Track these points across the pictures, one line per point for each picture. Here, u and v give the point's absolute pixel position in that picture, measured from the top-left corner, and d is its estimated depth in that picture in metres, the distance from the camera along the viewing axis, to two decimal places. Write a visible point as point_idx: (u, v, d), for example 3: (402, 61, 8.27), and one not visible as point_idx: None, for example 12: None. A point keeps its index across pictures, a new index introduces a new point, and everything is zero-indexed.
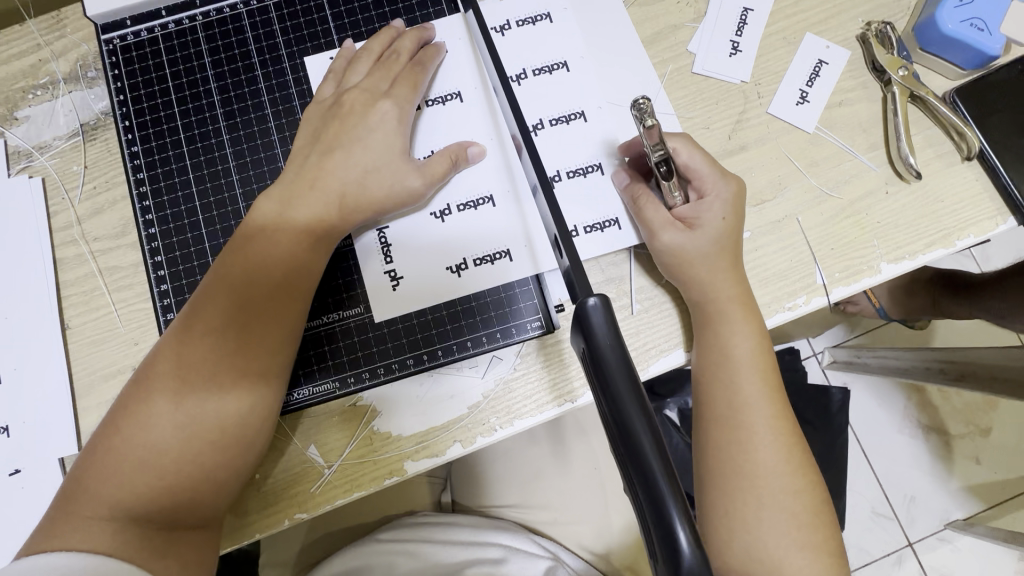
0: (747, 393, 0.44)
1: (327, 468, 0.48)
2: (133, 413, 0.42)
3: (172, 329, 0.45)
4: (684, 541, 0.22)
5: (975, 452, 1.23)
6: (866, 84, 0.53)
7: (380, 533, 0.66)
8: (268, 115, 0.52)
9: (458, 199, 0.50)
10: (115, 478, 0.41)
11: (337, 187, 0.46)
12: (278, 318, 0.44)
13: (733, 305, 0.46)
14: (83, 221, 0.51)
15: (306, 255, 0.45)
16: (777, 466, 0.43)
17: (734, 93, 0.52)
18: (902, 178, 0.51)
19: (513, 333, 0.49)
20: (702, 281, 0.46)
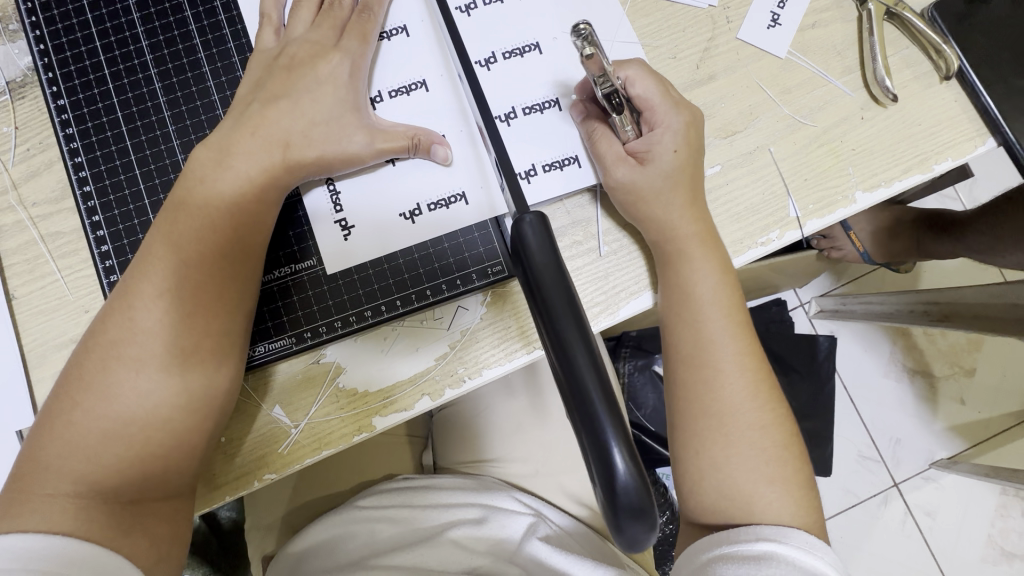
0: (711, 329, 0.43)
1: (294, 427, 0.47)
2: (92, 383, 0.40)
3: (120, 294, 0.42)
4: (620, 465, 0.24)
5: (959, 393, 1.25)
6: (841, 3, 0.50)
7: (358, 501, 0.64)
8: (203, 62, 0.49)
9: (420, 174, 0.47)
10: (77, 451, 0.39)
11: (280, 134, 0.44)
12: (231, 275, 0.43)
13: (696, 241, 0.44)
14: (18, 185, 0.49)
15: (249, 205, 0.43)
16: (745, 402, 0.43)
17: (702, 19, 0.49)
18: (878, 102, 0.49)
19: (474, 279, 0.47)
20: (661, 218, 0.44)
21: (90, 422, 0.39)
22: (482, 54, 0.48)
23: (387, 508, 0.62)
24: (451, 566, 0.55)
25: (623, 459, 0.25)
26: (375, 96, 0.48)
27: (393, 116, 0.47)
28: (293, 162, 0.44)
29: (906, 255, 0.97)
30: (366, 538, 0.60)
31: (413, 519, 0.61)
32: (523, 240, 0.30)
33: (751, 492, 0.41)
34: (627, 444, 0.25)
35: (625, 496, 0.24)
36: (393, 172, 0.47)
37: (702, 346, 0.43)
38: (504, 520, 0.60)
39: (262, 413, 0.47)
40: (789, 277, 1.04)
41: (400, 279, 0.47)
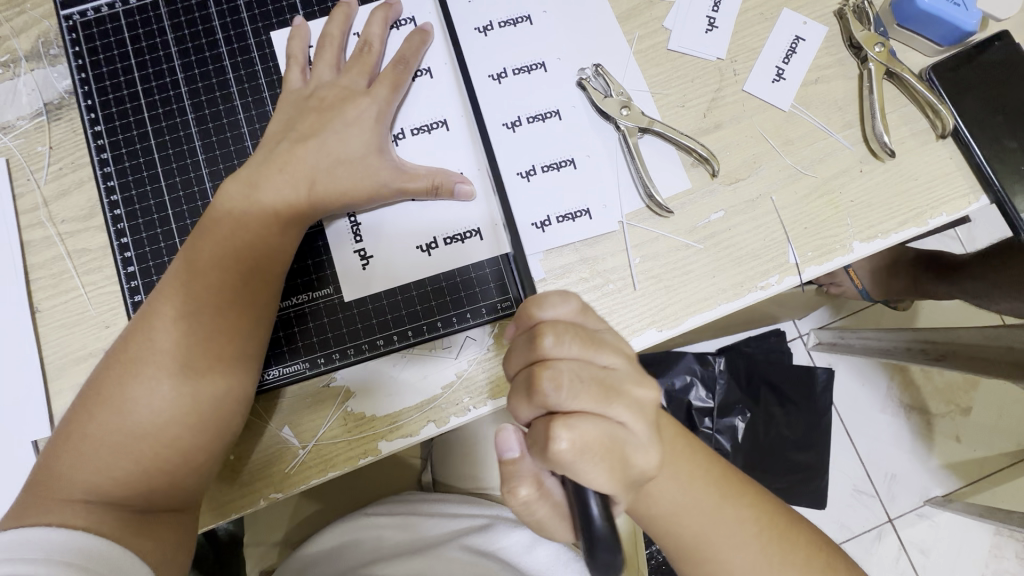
0: (661, 491, 0.43)
1: (302, 449, 0.48)
2: (112, 399, 0.42)
3: (144, 314, 0.43)
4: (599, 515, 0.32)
5: (955, 431, 1.25)
6: (843, 61, 0.52)
7: (367, 508, 0.68)
8: (235, 97, 0.51)
9: (444, 231, 0.49)
10: (96, 464, 0.41)
11: (306, 172, 0.46)
12: (250, 296, 0.44)
13: (667, 479, 0.43)
14: (49, 203, 0.51)
15: (275, 234, 0.45)
16: (724, 534, 0.43)
17: (710, 71, 0.52)
18: (877, 157, 0.51)
19: (484, 313, 0.49)
20: (659, 516, 0.43)
21: (104, 434, 0.41)
22: (504, 98, 0.51)
23: (395, 516, 0.66)
24: (455, 568, 0.57)
25: (597, 504, 0.32)
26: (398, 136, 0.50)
27: (412, 153, 0.50)
28: (316, 194, 0.46)
29: (904, 293, 0.99)
30: (374, 545, 0.63)
31: (420, 527, 0.64)
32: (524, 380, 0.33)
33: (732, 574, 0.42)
34: (603, 494, 0.32)
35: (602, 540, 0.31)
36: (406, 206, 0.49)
37: (670, 521, 0.43)
38: (507, 526, 0.63)
39: (271, 432, 0.48)
40: (787, 311, 1.05)
41: (415, 308, 0.49)
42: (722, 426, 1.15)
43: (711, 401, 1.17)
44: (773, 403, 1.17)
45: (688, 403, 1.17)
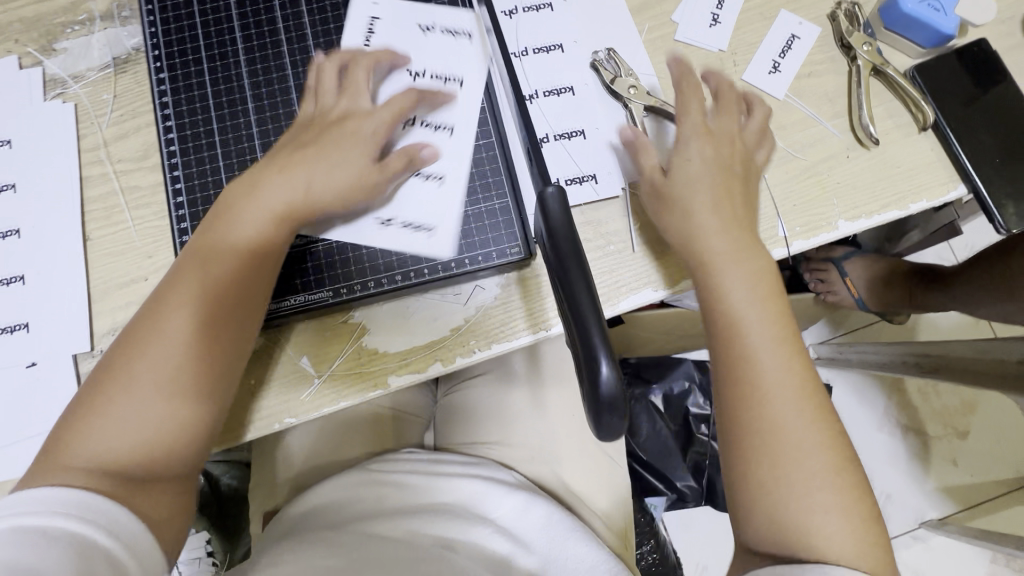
0: (731, 299, 0.47)
1: (317, 377, 0.52)
2: (119, 374, 0.42)
3: (156, 297, 0.45)
4: (606, 375, 0.26)
5: (951, 454, 1.26)
6: (834, 58, 0.57)
7: (370, 464, 0.69)
8: (286, 54, 0.56)
9: (465, 178, 0.52)
10: (100, 436, 0.41)
11: (303, 175, 0.47)
12: (255, 278, 0.46)
13: (730, 257, 0.48)
14: (109, 144, 0.56)
15: (273, 224, 0.47)
16: (788, 390, 0.44)
17: (712, 61, 0.57)
18: (862, 144, 0.55)
19: (495, 257, 0.51)
20: (732, 303, 0.47)
21: (110, 405, 0.42)
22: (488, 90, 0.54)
23: (395, 476, 0.66)
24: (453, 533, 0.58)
25: (609, 373, 0.26)
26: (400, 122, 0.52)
27: None
28: (314, 194, 0.47)
29: (898, 305, 1.03)
30: (374, 500, 0.64)
31: (420, 487, 0.65)
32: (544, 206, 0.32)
33: (785, 446, 0.43)
34: (616, 360, 0.26)
35: (605, 400, 0.26)
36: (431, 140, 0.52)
37: (744, 367, 0.45)
38: (503, 491, 0.64)
39: (291, 361, 0.52)
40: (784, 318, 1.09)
41: (431, 247, 0.51)
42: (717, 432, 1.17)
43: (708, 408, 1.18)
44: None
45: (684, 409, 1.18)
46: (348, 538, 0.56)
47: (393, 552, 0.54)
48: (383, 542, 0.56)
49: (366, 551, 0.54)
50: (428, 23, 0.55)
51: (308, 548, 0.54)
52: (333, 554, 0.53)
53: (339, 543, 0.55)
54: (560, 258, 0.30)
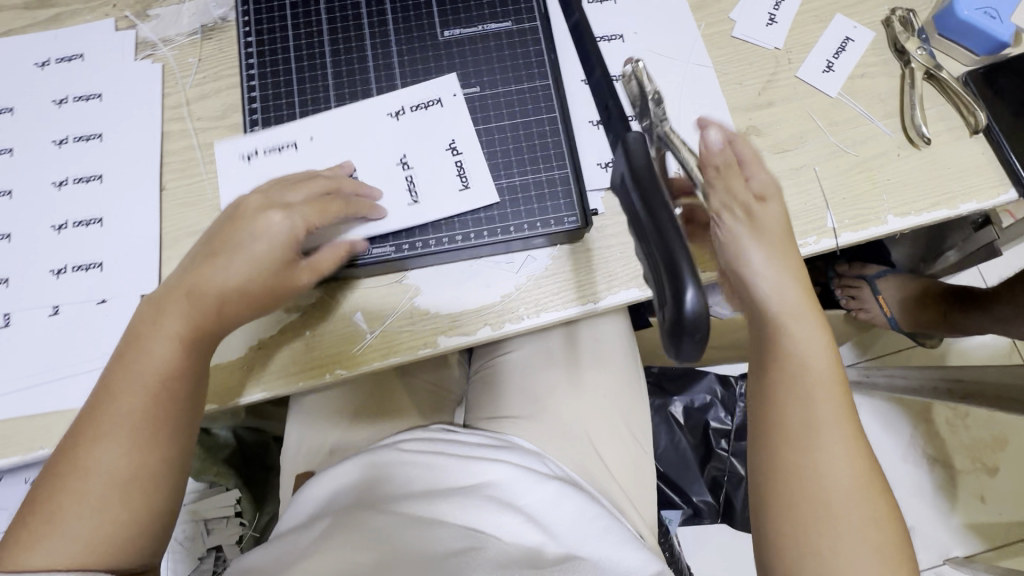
0: (798, 350, 0.41)
1: (370, 332, 0.54)
2: (74, 463, 0.42)
3: (104, 386, 0.44)
4: (691, 299, 0.27)
5: (979, 490, 1.22)
6: (888, 61, 0.59)
7: (398, 443, 0.66)
8: (364, 13, 0.57)
9: (530, 148, 0.53)
10: (65, 524, 0.41)
11: (211, 290, 0.46)
12: (193, 345, 0.46)
13: (797, 310, 0.41)
14: (191, 103, 0.60)
15: (190, 326, 0.46)
16: (842, 461, 0.39)
17: (768, 57, 0.59)
18: (913, 144, 0.57)
19: (552, 225, 0.52)
20: (790, 353, 0.40)
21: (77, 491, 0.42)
22: (444, 177, 0.53)
23: (421, 455, 0.63)
24: (485, 522, 0.55)
25: (694, 297, 0.27)
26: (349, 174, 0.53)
27: (509, 76, 0.55)
28: (249, 295, 0.47)
29: (930, 326, 1.02)
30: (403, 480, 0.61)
31: (452, 470, 0.61)
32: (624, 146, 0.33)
33: (813, 476, 0.39)
34: (703, 287, 0.27)
35: (687, 323, 0.27)
36: (498, 112, 0.54)
37: (786, 383, 0.40)
38: (535, 480, 0.60)
39: (344, 315, 0.54)
40: None
41: (491, 212, 0.53)
42: (738, 449, 1.15)
43: (729, 424, 1.16)
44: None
45: (705, 422, 1.17)
46: (378, 520, 0.54)
47: (426, 539, 0.51)
48: (416, 529, 0.52)
49: (400, 539, 0.51)
50: (396, 106, 0.54)
51: (340, 537, 0.51)
52: (363, 549, 0.49)
53: (370, 527, 0.52)
54: (643, 194, 0.31)
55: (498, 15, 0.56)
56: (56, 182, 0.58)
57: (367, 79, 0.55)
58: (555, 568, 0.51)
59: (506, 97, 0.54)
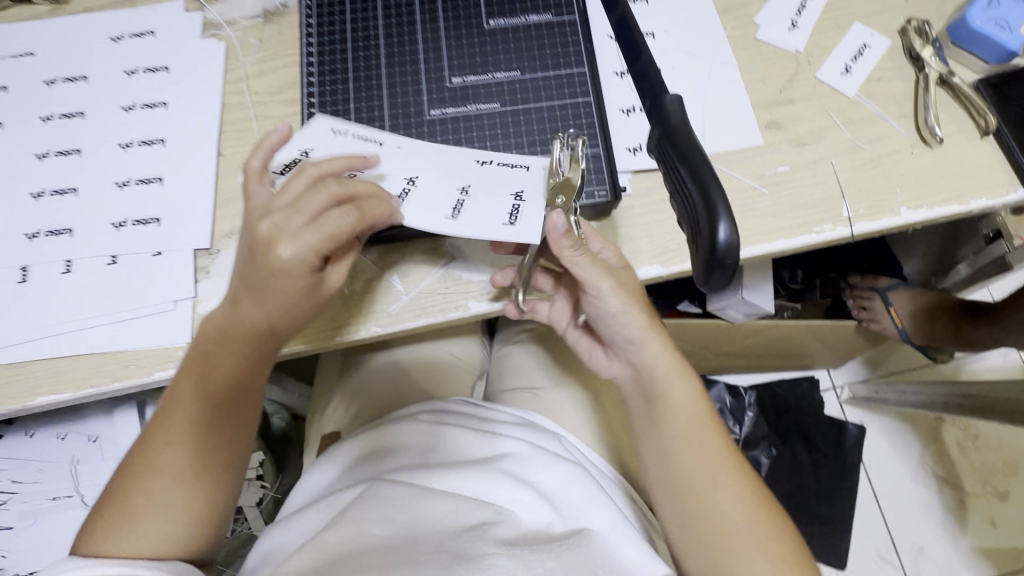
0: (671, 398, 0.55)
1: (406, 294, 0.57)
2: (147, 462, 0.48)
3: (174, 394, 0.49)
4: (724, 233, 0.32)
5: (989, 513, 1.21)
6: (903, 67, 0.63)
7: (417, 412, 0.68)
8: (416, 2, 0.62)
9: (564, 128, 0.57)
10: (142, 515, 0.47)
11: (257, 319, 0.46)
12: (257, 367, 0.50)
13: (664, 370, 0.55)
14: (250, 79, 0.65)
15: (249, 348, 0.48)
16: (722, 489, 0.51)
17: (789, 59, 0.63)
18: (926, 143, 0.60)
19: (583, 198, 0.56)
20: (660, 403, 0.55)
21: (148, 489, 0.47)
22: (497, 212, 0.49)
23: (434, 429, 0.64)
24: (498, 495, 0.55)
25: (726, 230, 0.32)
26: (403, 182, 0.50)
27: (547, 63, 0.59)
28: (292, 317, 0.47)
29: (942, 340, 1.05)
30: (411, 454, 0.61)
31: (459, 445, 0.62)
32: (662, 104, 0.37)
33: (704, 495, 0.52)
34: (734, 225, 0.32)
35: (721, 254, 0.32)
36: (537, 94, 0.58)
37: (682, 435, 0.54)
38: (550, 459, 0.59)
39: (382, 277, 0.57)
40: (823, 345, 1.09)
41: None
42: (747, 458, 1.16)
43: (738, 432, 1.19)
44: (800, 446, 1.19)
45: None
46: (393, 491, 0.54)
47: (440, 516, 0.52)
48: (429, 500, 0.53)
49: (414, 514, 0.52)
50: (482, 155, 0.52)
51: (357, 510, 0.52)
52: (381, 521, 0.51)
53: (385, 500, 0.53)
54: (677, 141, 0.36)
55: (539, 8, 0.61)
56: (123, 143, 0.62)
57: (417, 60, 0.60)
58: (568, 542, 0.51)
59: (544, 81, 0.59)
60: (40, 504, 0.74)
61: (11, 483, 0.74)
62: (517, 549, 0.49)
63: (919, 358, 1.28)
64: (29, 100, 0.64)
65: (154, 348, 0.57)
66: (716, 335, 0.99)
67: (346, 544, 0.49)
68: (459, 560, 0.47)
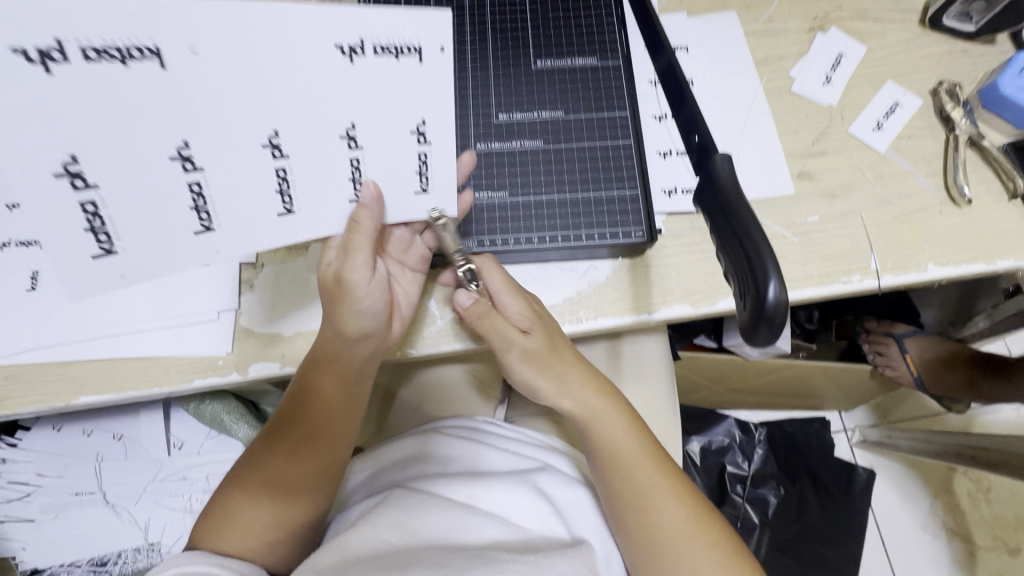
0: (607, 435, 0.57)
1: (441, 317, 0.60)
2: (247, 481, 0.56)
3: (275, 429, 0.58)
4: (773, 290, 0.35)
5: (1000, 569, 1.19)
6: (933, 127, 0.65)
7: (441, 424, 0.69)
8: (468, 37, 0.64)
9: (604, 168, 0.60)
10: (242, 523, 0.54)
11: (336, 350, 0.54)
12: (337, 405, 0.58)
13: (596, 410, 0.57)
14: None
15: (337, 382, 0.56)
16: (673, 517, 0.54)
17: (823, 113, 0.65)
18: (955, 202, 0.61)
19: (621, 236, 0.58)
20: (596, 438, 0.57)
21: (249, 504, 0.55)
22: (406, 179, 0.48)
23: (455, 442, 0.63)
24: (511, 508, 0.55)
25: (776, 289, 0.35)
26: (267, 142, 0.41)
27: (590, 105, 0.62)
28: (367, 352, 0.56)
29: (957, 390, 1.04)
30: (422, 463, 0.61)
31: (464, 455, 0.62)
32: (715, 165, 0.42)
33: (657, 522, 0.54)
34: (782, 280, 0.36)
35: (768, 309, 0.36)
36: (580, 134, 0.61)
37: (612, 462, 0.56)
38: (569, 480, 0.61)
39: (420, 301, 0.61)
40: (838, 388, 1.09)
41: (566, 221, 0.59)
42: (754, 496, 1.12)
43: (746, 469, 1.15)
44: (809, 488, 1.12)
45: (721, 464, 1.16)
46: (413, 494, 0.53)
47: (450, 523, 0.51)
48: (444, 505, 0.52)
49: (429, 520, 0.51)
50: (353, 39, 0.39)
51: (373, 513, 0.51)
52: (397, 527, 0.49)
53: (405, 502, 0.52)
54: (730, 200, 0.40)
55: (585, 52, 0.64)
56: None
57: (466, 93, 0.62)
58: (579, 550, 0.53)
59: (588, 122, 0.61)
60: (63, 499, 0.75)
61: (35, 476, 0.74)
62: (531, 557, 0.49)
63: (932, 406, 1.28)
64: None
65: (199, 355, 0.59)
66: (731, 371, 0.99)
67: (355, 549, 0.47)
68: (476, 565, 0.47)
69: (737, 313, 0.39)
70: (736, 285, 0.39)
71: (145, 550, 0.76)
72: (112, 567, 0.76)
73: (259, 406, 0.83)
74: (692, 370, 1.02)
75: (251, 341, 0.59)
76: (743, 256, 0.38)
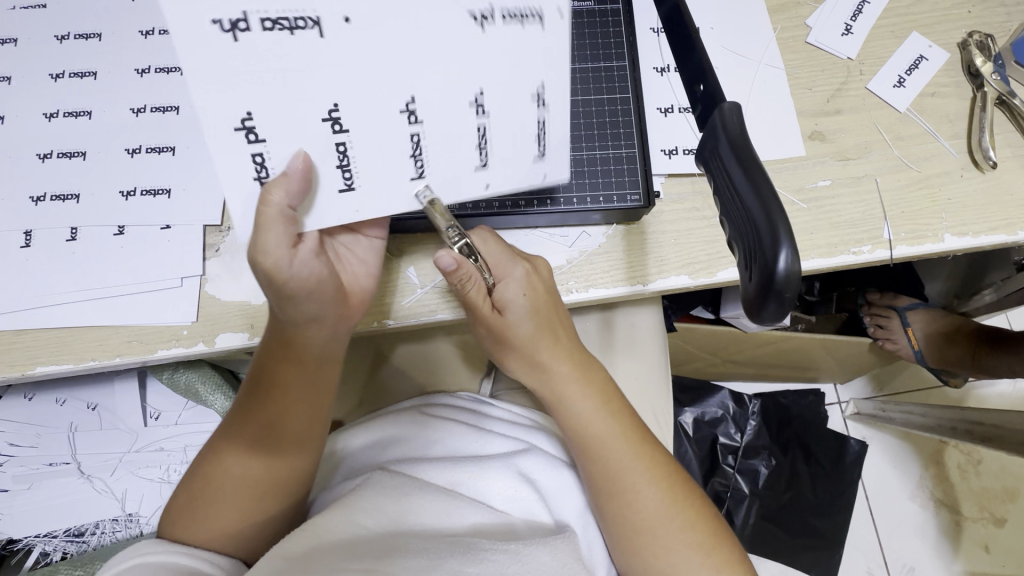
0: (588, 411, 0.54)
1: (420, 287, 0.56)
2: (216, 472, 0.52)
3: (241, 415, 0.52)
4: (784, 261, 0.31)
5: (985, 540, 1.20)
6: (960, 84, 0.60)
7: (427, 403, 0.65)
8: None
9: (598, 124, 0.55)
10: (209, 516, 0.51)
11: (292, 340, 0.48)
12: (306, 396, 0.51)
13: (573, 379, 0.54)
14: None
15: (302, 371, 0.50)
16: (654, 499, 0.52)
17: (840, 66, 0.60)
18: (978, 167, 0.57)
19: (615, 201, 0.53)
20: (576, 414, 0.54)
21: (217, 496, 0.51)
22: (436, 162, 0.43)
23: (432, 422, 0.60)
24: (495, 496, 0.53)
25: (788, 258, 0.32)
26: (405, 107, 0.40)
27: (586, 54, 0.56)
28: (337, 336, 0.49)
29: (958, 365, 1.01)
30: (403, 445, 0.58)
31: (441, 436, 0.59)
32: (724, 117, 0.37)
33: (637, 505, 0.52)
34: (796, 250, 0.32)
35: (778, 284, 0.32)
36: (574, 86, 0.56)
37: (585, 444, 0.53)
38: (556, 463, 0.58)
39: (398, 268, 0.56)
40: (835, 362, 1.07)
41: None
42: (744, 467, 1.11)
43: (738, 440, 1.13)
44: (800, 460, 1.11)
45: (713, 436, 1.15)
46: (391, 478, 0.50)
47: (426, 509, 0.49)
48: (422, 490, 0.50)
49: (408, 505, 0.48)
50: (483, 5, 0.38)
51: (349, 498, 0.48)
52: (373, 512, 0.46)
53: (384, 486, 0.49)
54: (741, 159, 0.35)
55: None
56: (134, 108, 0.59)
57: None
58: (559, 536, 0.51)
59: (581, 73, 0.56)
60: (36, 469, 0.72)
61: (7, 445, 0.71)
62: (511, 545, 0.47)
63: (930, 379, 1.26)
64: (39, 53, 0.59)
65: (162, 324, 0.55)
66: (728, 342, 0.96)
67: (326, 536, 0.44)
68: (454, 554, 0.44)
69: (742, 285, 0.35)
70: (743, 254, 0.35)
71: (123, 521, 0.75)
72: (90, 538, 0.75)
73: (239, 375, 0.80)
74: (687, 341, 0.99)
75: (218, 309, 0.56)
76: (750, 223, 0.34)
